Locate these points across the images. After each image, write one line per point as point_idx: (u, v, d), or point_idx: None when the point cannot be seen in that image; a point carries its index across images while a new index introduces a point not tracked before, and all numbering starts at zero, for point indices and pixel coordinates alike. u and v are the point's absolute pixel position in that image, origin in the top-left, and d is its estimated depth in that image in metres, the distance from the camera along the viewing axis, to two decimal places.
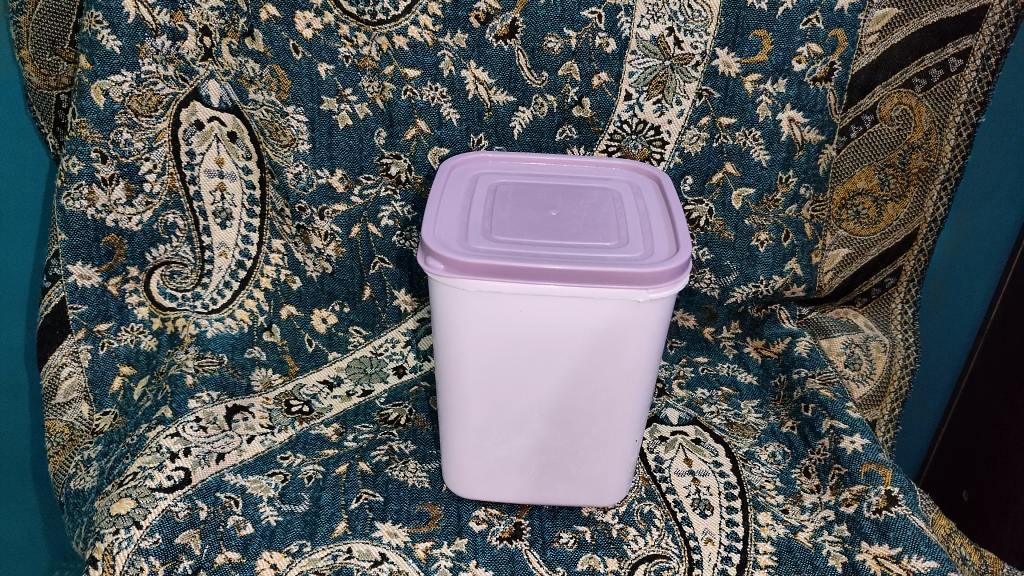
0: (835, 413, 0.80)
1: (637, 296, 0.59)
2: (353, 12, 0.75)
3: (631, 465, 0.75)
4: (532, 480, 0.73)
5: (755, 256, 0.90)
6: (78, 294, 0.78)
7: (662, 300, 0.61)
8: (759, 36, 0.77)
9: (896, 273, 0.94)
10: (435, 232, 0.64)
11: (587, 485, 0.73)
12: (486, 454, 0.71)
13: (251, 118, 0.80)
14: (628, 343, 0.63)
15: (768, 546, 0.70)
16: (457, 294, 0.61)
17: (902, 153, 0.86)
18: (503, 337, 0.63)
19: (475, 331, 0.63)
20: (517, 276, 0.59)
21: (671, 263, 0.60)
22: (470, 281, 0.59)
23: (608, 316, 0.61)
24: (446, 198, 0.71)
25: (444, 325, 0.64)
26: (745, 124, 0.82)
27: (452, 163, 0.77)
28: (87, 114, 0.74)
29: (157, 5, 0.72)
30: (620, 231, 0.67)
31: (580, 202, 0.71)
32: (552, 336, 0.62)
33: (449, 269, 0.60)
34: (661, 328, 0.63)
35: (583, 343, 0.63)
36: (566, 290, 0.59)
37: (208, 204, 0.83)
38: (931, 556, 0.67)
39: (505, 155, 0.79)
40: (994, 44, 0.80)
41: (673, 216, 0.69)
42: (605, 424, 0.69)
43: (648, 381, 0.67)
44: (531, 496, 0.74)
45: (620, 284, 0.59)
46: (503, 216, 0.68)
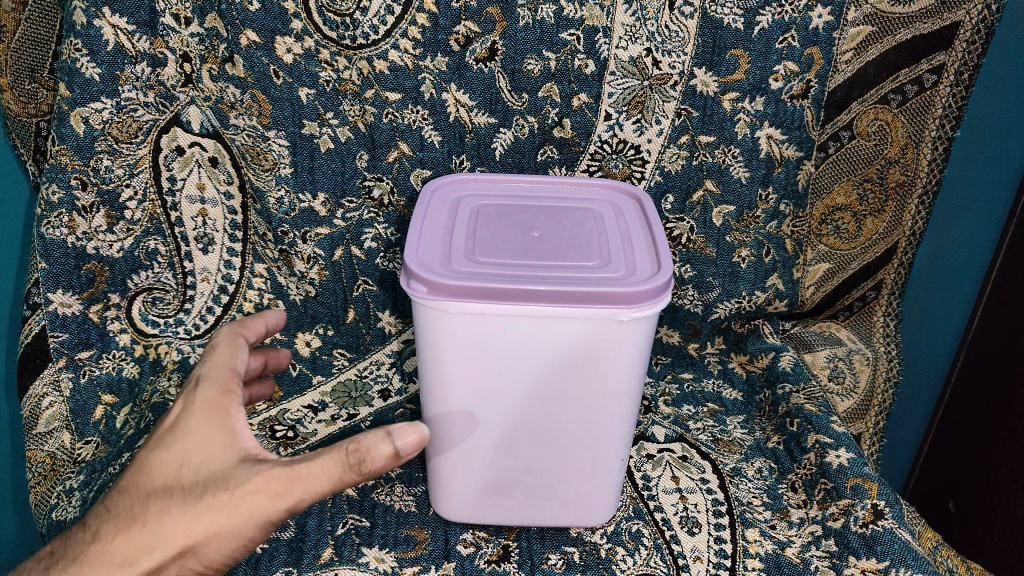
0: (821, 427, 0.80)
1: (621, 314, 0.60)
2: (334, 36, 0.75)
3: (620, 483, 0.74)
4: (520, 501, 0.72)
5: (737, 272, 0.91)
6: (58, 322, 0.78)
7: (646, 318, 0.61)
8: (736, 55, 0.77)
9: (876, 286, 0.95)
10: (418, 255, 0.64)
11: (575, 505, 0.73)
12: (473, 476, 0.71)
13: (232, 143, 0.80)
14: (613, 361, 0.63)
15: (756, 563, 0.70)
16: (441, 316, 0.61)
17: (880, 167, 0.87)
18: (488, 359, 0.63)
19: (460, 354, 0.63)
20: (501, 297, 0.59)
21: (654, 281, 0.60)
22: (454, 303, 0.59)
23: (592, 336, 0.61)
24: (428, 220, 0.71)
25: (429, 348, 0.64)
26: (725, 142, 0.83)
27: (435, 186, 0.77)
28: (67, 141, 0.74)
29: (137, 32, 0.72)
30: (602, 250, 0.67)
31: (563, 222, 0.72)
32: (535, 356, 0.62)
33: (433, 292, 0.60)
34: (644, 346, 0.63)
35: (567, 363, 0.63)
36: (550, 310, 0.59)
37: (191, 230, 0.83)
38: (918, 569, 0.66)
39: (489, 176, 0.79)
40: (966, 60, 0.81)
41: (654, 233, 0.69)
42: (592, 443, 0.68)
43: (634, 399, 0.67)
44: (519, 519, 0.74)
45: (604, 304, 0.59)
46: (487, 237, 0.68)
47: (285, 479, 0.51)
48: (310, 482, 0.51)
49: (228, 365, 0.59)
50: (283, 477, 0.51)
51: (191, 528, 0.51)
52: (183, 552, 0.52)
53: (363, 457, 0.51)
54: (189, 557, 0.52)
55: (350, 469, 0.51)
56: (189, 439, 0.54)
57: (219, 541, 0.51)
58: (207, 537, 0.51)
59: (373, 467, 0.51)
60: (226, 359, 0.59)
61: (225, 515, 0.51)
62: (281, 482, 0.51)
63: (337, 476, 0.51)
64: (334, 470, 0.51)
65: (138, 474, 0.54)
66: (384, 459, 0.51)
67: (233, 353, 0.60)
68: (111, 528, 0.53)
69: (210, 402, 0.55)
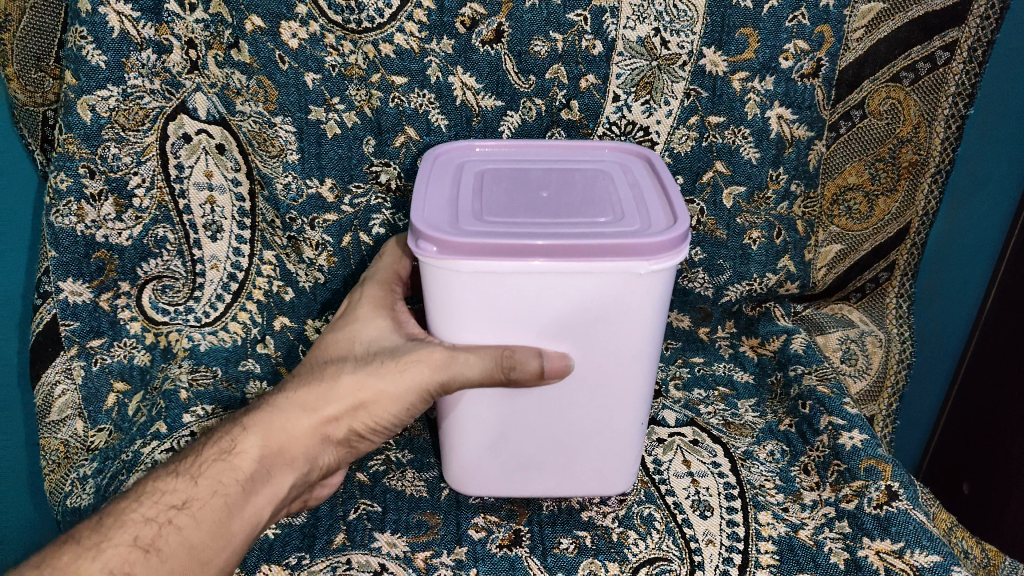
0: (833, 409, 0.80)
1: (639, 268, 0.59)
2: (339, 20, 0.75)
3: (641, 450, 0.75)
4: (537, 472, 0.73)
5: (748, 254, 0.90)
6: (69, 311, 0.78)
7: (665, 271, 0.60)
8: (745, 34, 0.77)
9: (889, 268, 0.94)
10: (425, 217, 0.62)
11: (593, 471, 0.73)
12: (488, 450, 0.71)
13: (239, 130, 0.80)
14: (632, 318, 0.62)
15: (769, 545, 0.70)
16: (452, 277, 0.59)
17: (892, 146, 0.86)
18: (505, 319, 0.61)
19: (474, 316, 0.61)
20: (514, 254, 0.58)
21: (671, 233, 0.59)
22: (465, 262, 0.58)
23: (611, 291, 0.60)
24: (431, 187, 0.69)
25: (441, 311, 0.62)
26: (735, 122, 0.82)
27: (435, 154, 0.75)
28: (74, 129, 0.74)
29: (142, 18, 0.72)
30: (613, 207, 0.66)
31: (572, 185, 0.71)
32: (553, 314, 0.61)
33: (443, 251, 0.58)
34: (663, 301, 0.62)
35: (586, 321, 0.62)
36: (567, 265, 0.58)
37: (198, 217, 0.82)
38: (933, 550, 0.66)
39: (490, 146, 0.77)
40: (980, 36, 0.80)
41: (666, 189, 0.68)
42: (610, 406, 0.68)
43: (655, 356, 0.67)
44: (535, 490, 0.74)
45: (621, 258, 0.58)
46: (494, 199, 0.67)
47: (444, 359, 0.62)
48: (464, 365, 0.62)
49: (392, 269, 0.76)
50: (442, 358, 0.62)
51: (364, 384, 0.65)
52: (355, 406, 0.65)
53: (515, 363, 0.61)
54: (358, 412, 0.66)
55: (502, 368, 0.61)
56: (362, 323, 0.70)
57: (384, 399, 0.65)
58: (376, 395, 0.65)
59: (521, 373, 0.61)
60: (391, 266, 0.76)
61: (392, 378, 0.64)
62: (442, 358, 0.62)
63: (488, 369, 0.61)
64: (489, 364, 0.61)
65: (317, 350, 0.70)
66: (532, 372, 0.61)
67: (398, 263, 0.76)
68: (295, 383, 0.67)
69: (379, 299, 0.72)
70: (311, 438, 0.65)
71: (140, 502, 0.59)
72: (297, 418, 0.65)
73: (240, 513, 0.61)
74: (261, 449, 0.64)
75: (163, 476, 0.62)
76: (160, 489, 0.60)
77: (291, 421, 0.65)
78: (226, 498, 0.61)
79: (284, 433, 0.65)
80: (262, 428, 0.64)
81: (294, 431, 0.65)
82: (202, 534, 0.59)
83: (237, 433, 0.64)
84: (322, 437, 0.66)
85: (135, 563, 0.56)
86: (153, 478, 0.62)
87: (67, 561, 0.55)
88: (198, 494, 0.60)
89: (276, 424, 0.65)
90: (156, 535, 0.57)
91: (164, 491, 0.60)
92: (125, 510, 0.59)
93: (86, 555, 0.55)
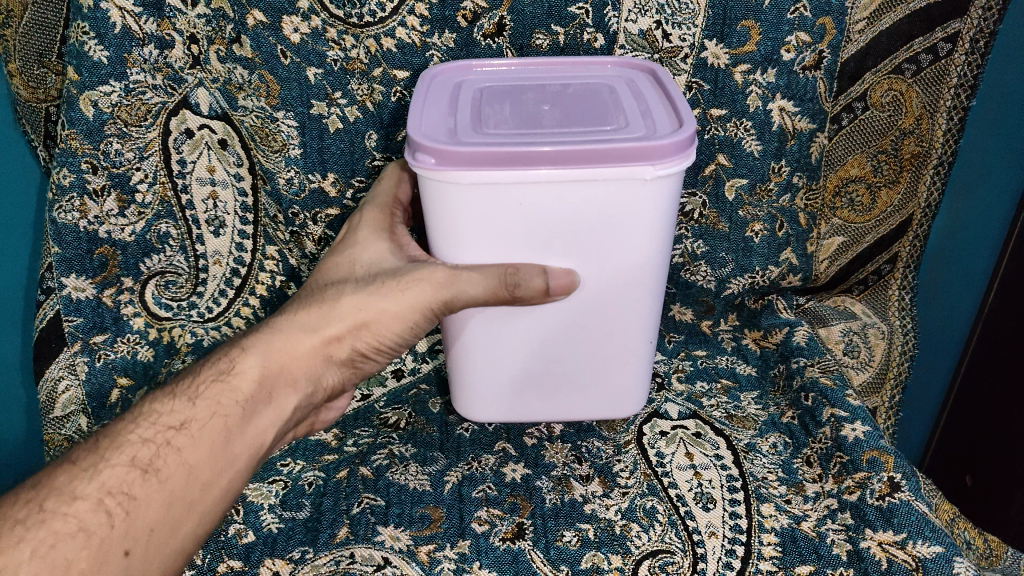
0: (836, 401, 0.80)
1: (644, 172, 0.60)
2: (341, 15, 0.75)
3: (642, 371, 0.78)
4: (546, 398, 0.78)
5: (750, 246, 0.90)
6: (72, 307, 0.79)
7: (670, 176, 0.61)
8: (747, 26, 0.77)
9: (891, 260, 0.94)
10: (423, 130, 0.62)
11: (598, 390, 0.78)
12: (498, 381, 0.76)
13: (241, 125, 0.80)
14: (637, 225, 0.64)
15: (772, 537, 0.70)
16: (453, 189, 0.61)
17: (894, 138, 0.86)
18: (508, 232, 0.63)
19: (477, 230, 0.63)
20: (515, 163, 0.59)
21: (677, 136, 0.60)
22: (465, 172, 0.59)
23: (615, 197, 0.61)
24: (429, 100, 0.68)
25: (444, 223, 0.63)
26: (736, 115, 0.82)
27: (433, 72, 0.74)
28: (77, 125, 0.74)
29: (144, 14, 0.72)
30: (617, 114, 0.66)
31: (573, 96, 0.70)
32: (557, 225, 0.63)
33: (441, 163, 0.59)
34: (668, 207, 0.64)
35: (591, 232, 0.64)
36: (569, 173, 0.59)
37: (201, 212, 0.82)
38: (936, 542, 0.66)
39: (490, 62, 0.75)
40: (983, 27, 0.80)
41: (670, 95, 0.68)
42: (617, 321, 0.71)
43: (661, 265, 0.69)
44: (546, 414, 0.80)
45: (625, 162, 0.59)
46: (494, 111, 0.67)
47: (445, 278, 0.64)
48: (467, 284, 0.63)
49: (391, 195, 0.75)
50: (444, 277, 0.64)
51: (366, 304, 0.67)
52: (357, 325, 0.67)
53: (519, 281, 0.63)
54: (361, 332, 0.68)
55: (506, 286, 0.63)
56: (362, 247, 0.71)
57: (385, 319, 0.67)
58: (377, 314, 0.67)
59: (524, 290, 0.64)
60: (392, 189, 0.75)
61: (394, 298, 0.66)
62: (443, 277, 0.64)
63: (493, 287, 0.63)
64: (493, 282, 0.63)
65: (319, 274, 0.72)
66: (536, 289, 0.64)
67: (399, 184, 0.75)
68: (297, 305, 0.69)
69: (378, 222, 0.73)
70: (313, 358, 0.68)
71: (138, 423, 0.60)
72: (298, 339, 0.67)
73: (239, 434, 0.63)
74: (261, 369, 0.66)
75: (161, 398, 0.63)
76: (157, 411, 0.62)
77: (292, 342, 0.67)
78: (226, 418, 0.62)
79: (286, 353, 0.67)
80: (263, 350, 0.66)
81: (295, 351, 0.67)
82: (201, 455, 0.60)
83: (235, 355, 0.66)
84: (324, 357, 0.68)
85: (134, 481, 0.56)
86: (150, 400, 0.63)
87: (64, 482, 0.56)
88: (196, 415, 0.62)
89: (277, 344, 0.67)
90: (155, 456, 0.58)
91: (162, 412, 0.61)
92: (123, 432, 0.60)
93: (82, 475, 0.56)
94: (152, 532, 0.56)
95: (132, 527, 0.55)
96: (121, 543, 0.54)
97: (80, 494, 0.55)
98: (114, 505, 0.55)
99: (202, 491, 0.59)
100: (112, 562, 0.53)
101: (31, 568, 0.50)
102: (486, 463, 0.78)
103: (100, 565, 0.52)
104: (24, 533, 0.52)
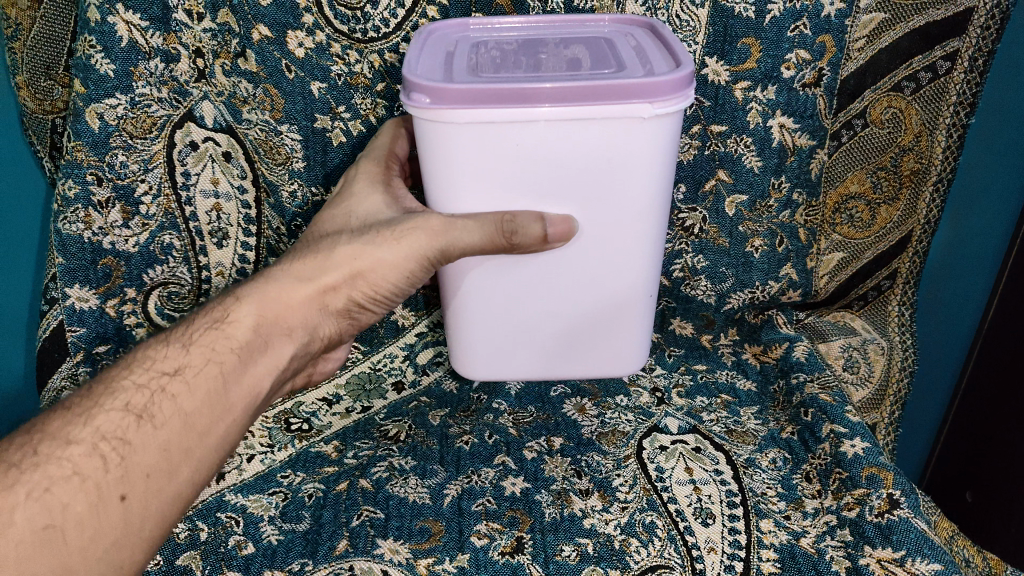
0: (835, 416, 0.80)
1: (640, 111, 0.61)
2: (345, 30, 0.76)
3: (641, 317, 0.79)
4: (558, 351, 0.81)
5: (750, 262, 0.91)
6: (75, 317, 0.79)
7: (667, 116, 0.62)
8: (748, 43, 0.77)
9: (891, 275, 0.95)
10: (419, 72, 0.63)
11: (604, 337, 0.80)
12: (507, 343, 0.80)
13: (246, 138, 0.80)
14: (634, 166, 0.65)
15: (771, 553, 0.70)
16: (449, 130, 0.62)
17: (894, 155, 0.87)
18: (505, 177, 0.65)
19: (475, 175, 0.65)
20: (510, 101, 0.60)
21: (673, 75, 0.61)
22: (460, 111, 0.60)
23: (612, 137, 0.63)
24: (425, 51, 0.68)
25: (440, 165, 0.65)
26: (737, 131, 0.82)
27: (429, 29, 0.72)
28: (83, 137, 0.75)
29: (150, 28, 0.73)
30: (613, 61, 0.66)
31: (569, 47, 0.70)
32: (554, 167, 0.64)
33: (437, 101, 0.60)
34: (665, 148, 0.65)
35: (589, 174, 0.65)
36: (566, 112, 0.61)
37: (205, 224, 0.82)
38: (934, 559, 0.66)
39: (487, 21, 0.74)
40: (981, 45, 0.80)
41: (667, 41, 0.68)
42: (619, 265, 0.73)
43: (659, 216, 0.71)
44: (561, 366, 0.83)
45: (621, 100, 0.60)
46: (491, 60, 0.67)
47: (440, 227, 0.65)
48: (462, 232, 0.65)
49: (388, 149, 0.75)
50: (439, 226, 0.65)
51: (362, 253, 0.68)
52: (353, 274, 0.68)
53: (516, 229, 0.65)
54: (357, 282, 0.68)
55: (503, 234, 0.65)
56: (357, 198, 0.72)
57: (382, 268, 0.68)
58: (373, 264, 0.68)
59: (521, 238, 0.65)
60: (388, 144, 0.75)
61: (389, 247, 0.67)
62: (439, 225, 0.65)
63: (489, 234, 0.65)
64: (490, 229, 0.65)
65: (315, 226, 0.73)
66: (534, 236, 0.66)
67: (395, 141, 0.76)
68: (293, 255, 0.70)
69: (375, 175, 0.73)
70: (310, 305, 0.68)
71: (131, 369, 0.61)
72: (292, 288, 0.67)
73: (235, 381, 0.63)
74: (255, 318, 0.66)
75: (155, 346, 0.64)
76: (151, 358, 0.62)
77: (288, 291, 0.67)
78: (221, 365, 0.63)
79: (281, 303, 0.67)
80: (257, 299, 0.67)
81: (290, 301, 0.67)
82: (196, 401, 0.60)
83: (229, 305, 0.66)
84: (319, 307, 0.69)
85: (128, 427, 0.57)
86: (144, 347, 0.64)
87: (59, 428, 0.56)
88: (190, 363, 0.62)
89: (272, 295, 0.67)
90: (149, 402, 0.59)
91: (156, 360, 0.62)
92: (117, 379, 0.60)
93: (75, 421, 0.57)
94: (149, 477, 0.56)
95: (128, 472, 0.55)
96: (117, 488, 0.54)
97: (74, 438, 0.55)
98: (108, 450, 0.56)
99: (198, 438, 0.60)
100: (108, 506, 0.54)
101: (28, 510, 0.51)
102: (485, 476, 0.78)
103: (96, 508, 0.53)
104: (21, 476, 0.52)
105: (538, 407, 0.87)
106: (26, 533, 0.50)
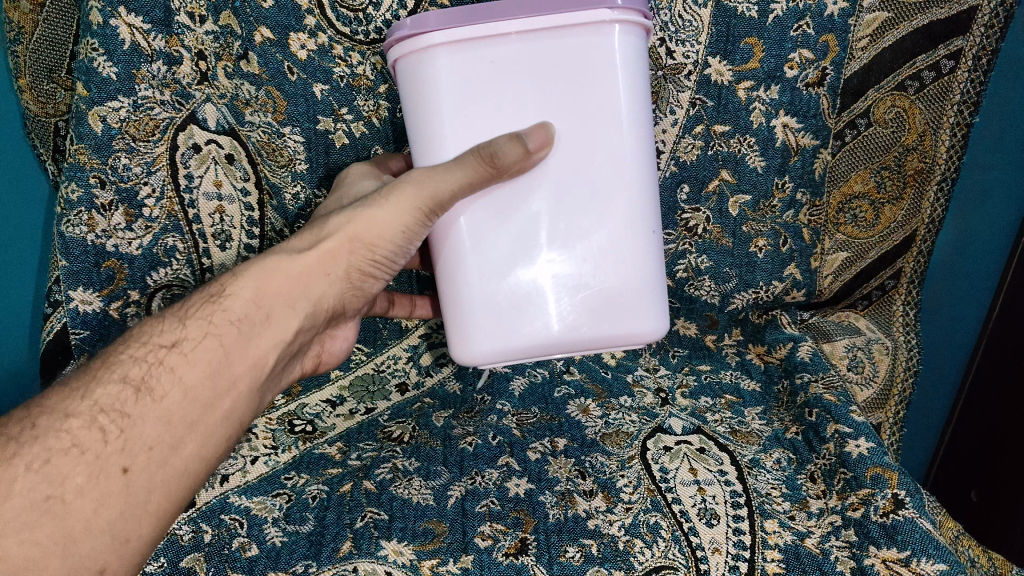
0: (840, 416, 0.79)
1: (603, 14, 0.62)
2: (347, 32, 0.76)
3: (650, 248, 0.69)
4: (565, 307, 0.69)
5: (754, 262, 0.90)
6: (79, 320, 0.79)
7: (631, 24, 0.63)
8: (750, 43, 0.78)
9: (895, 275, 0.94)
10: None
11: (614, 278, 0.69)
12: (506, 300, 0.69)
13: (248, 140, 0.81)
14: (605, 71, 0.64)
15: (776, 554, 0.71)
16: (427, 55, 0.63)
17: (898, 154, 0.86)
18: (484, 107, 0.65)
19: (451, 101, 0.64)
20: (483, 21, 0.62)
21: None
22: (436, 33, 0.62)
23: (582, 44, 0.63)
24: None
25: (420, 94, 0.65)
26: (740, 131, 0.83)
27: None
28: (85, 140, 0.75)
29: (153, 31, 0.73)
30: None
31: None
32: (529, 85, 0.64)
33: (414, 26, 0.62)
34: (634, 56, 0.65)
35: (562, 86, 0.64)
36: (535, 24, 0.62)
37: (208, 226, 0.82)
38: (940, 559, 0.66)
39: None
40: (984, 44, 0.80)
41: None
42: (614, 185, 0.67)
43: (644, 126, 0.67)
44: (572, 327, 0.70)
45: (585, 7, 0.61)
46: None
47: (423, 176, 0.63)
48: (443, 172, 0.62)
49: (383, 164, 0.78)
50: (422, 176, 0.63)
51: (356, 216, 0.65)
52: (350, 239, 0.65)
53: (496, 152, 0.61)
54: (357, 246, 0.66)
55: (485, 161, 0.61)
56: (350, 186, 0.73)
57: (380, 231, 0.65)
58: (369, 225, 0.65)
59: (505, 159, 0.61)
60: (384, 159, 0.78)
61: (383, 205, 0.65)
62: (424, 176, 0.63)
63: (469, 164, 0.62)
64: (474, 165, 0.61)
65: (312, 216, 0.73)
66: (516, 154, 0.61)
67: (391, 159, 0.79)
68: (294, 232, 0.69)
69: (367, 171, 0.75)
70: (310, 274, 0.65)
71: (131, 343, 0.61)
72: (290, 259, 0.65)
73: (237, 354, 0.63)
74: (253, 290, 0.64)
75: (152, 321, 0.64)
76: (149, 333, 0.62)
77: (285, 263, 0.65)
78: (219, 337, 0.62)
79: (279, 274, 0.65)
80: (253, 275, 0.65)
81: (289, 271, 0.65)
82: (196, 374, 0.60)
83: (226, 280, 0.65)
84: (323, 275, 0.66)
85: (125, 400, 0.58)
86: (143, 323, 0.64)
87: (57, 402, 0.57)
88: (187, 336, 0.62)
89: (269, 266, 0.65)
90: (148, 374, 0.59)
91: (153, 334, 0.62)
92: (116, 353, 0.61)
93: (74, 395, 0.57)
94: (150, 450, 0.57)
95: (128, 444, 0.56)
96: (119, 460, 0.55)
97: (72, 412, 0.56)
98: (108, 423, 0.56)
99: (201, 411, 0.60)
100: (109, 478, 0.54)
101: (28, 481, 0.52)
102: (490, 478, 0.78)
103: (97, 479, 0.54)
104: (21, 448, 0.53)
105: (542, 408, 0.87)
106: (27, 503, 0.52)
